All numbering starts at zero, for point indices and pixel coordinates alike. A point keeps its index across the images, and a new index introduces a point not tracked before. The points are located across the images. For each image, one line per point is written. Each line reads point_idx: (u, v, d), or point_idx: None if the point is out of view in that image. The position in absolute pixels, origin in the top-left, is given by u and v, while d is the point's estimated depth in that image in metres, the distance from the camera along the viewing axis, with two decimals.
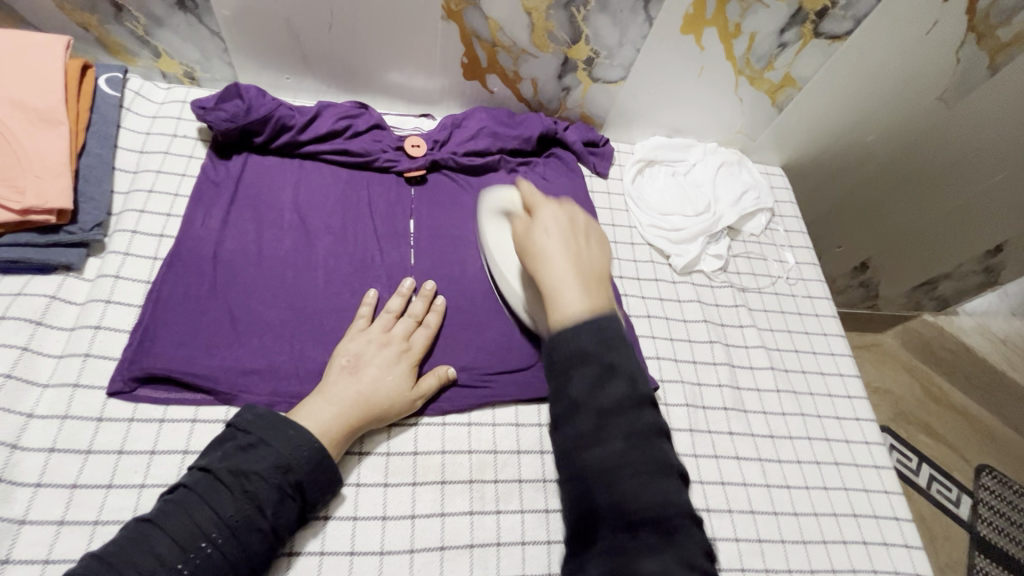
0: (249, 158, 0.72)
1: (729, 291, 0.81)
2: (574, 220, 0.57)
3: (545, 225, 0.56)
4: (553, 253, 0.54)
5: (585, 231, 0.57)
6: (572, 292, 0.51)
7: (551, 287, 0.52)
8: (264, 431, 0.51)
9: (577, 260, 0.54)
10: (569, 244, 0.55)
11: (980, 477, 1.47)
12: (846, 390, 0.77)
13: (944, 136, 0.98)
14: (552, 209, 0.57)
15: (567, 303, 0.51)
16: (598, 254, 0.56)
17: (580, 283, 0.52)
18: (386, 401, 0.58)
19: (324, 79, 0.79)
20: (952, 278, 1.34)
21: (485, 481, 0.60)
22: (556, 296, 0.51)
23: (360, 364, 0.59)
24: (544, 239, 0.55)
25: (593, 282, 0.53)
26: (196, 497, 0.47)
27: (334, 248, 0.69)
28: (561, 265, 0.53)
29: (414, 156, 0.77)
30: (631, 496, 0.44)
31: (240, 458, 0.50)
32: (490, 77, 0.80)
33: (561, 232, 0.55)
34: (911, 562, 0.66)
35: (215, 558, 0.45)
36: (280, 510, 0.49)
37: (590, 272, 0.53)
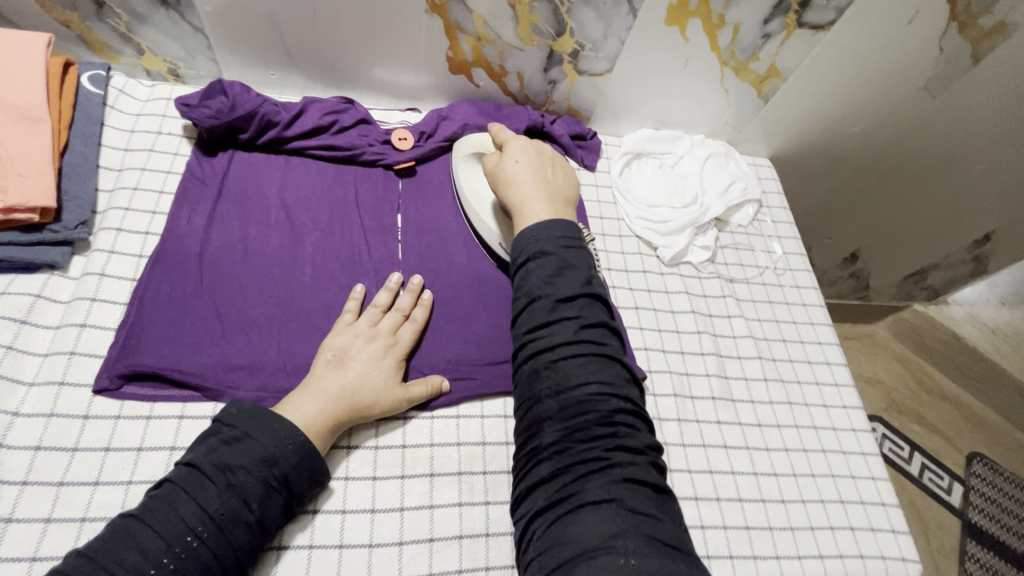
0: (234, 154, 0.72)
1: (716, 282, 0.82)
2: (540, 150, 0.70)
3: (514, 154, 0.69)
4: (522, 175, 0.66)
5: (550, 159, 0.70)
6: (536, 202, 0.64)
7: (520, 201, 0.65)
8: (249, 425, 0.52)
9: (542, 180, 0.67)
10: (535, 168, 0.68)
11: (970, 465, 1.48)
12: (833, 378, 0.78)
13: (929, 125, 0.99)
14: (520, 142, 0.70)
15: (532, 211, 0.64)
16: (561, 178, 0.69)
17: (542, 196, 0.65)
18: (373, 397, 0.58)
19: (310, 75, 0.79)
20: (941, 267, 1.35)
21: (475, 473, 0.60)
22: (523, 206, 0.64)
23: (347, 359, 0.59)
24: (514, 165, 0.67)
25: (553, 193, 0.66)
26: (182, 491, 0.48)
27: (321, 244, 0.69)
28: (527, 182, 0.66)
29: (401, 151, 0.77)
30: (572, 374, 0.52)
31: (225, 452, 0.50)
32: (476, 71, 0.80)
33: (528, 158, 0.68)
34: (897, 547, 0.66)
35: (201, 551, 0.46)
36: (266, 503, 0.49)
37: (553, 190, 0.67)
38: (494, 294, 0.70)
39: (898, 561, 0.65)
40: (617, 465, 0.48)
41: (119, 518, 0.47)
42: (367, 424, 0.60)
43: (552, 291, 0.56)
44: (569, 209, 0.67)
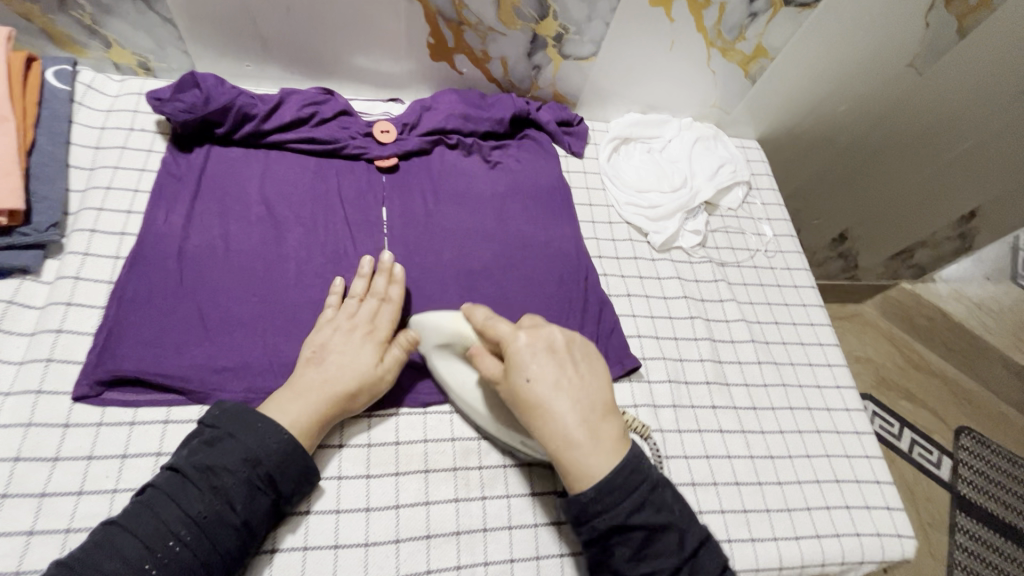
0: (211, 150, 0.70)
1: (708, 266, 0.81)
2: (550, 344, 0.52)
3: (524, 367, 0.51)
4: (549, 401, 0.50)
5: (567, 353, 0.53)
6: (581, 440, 0.49)
7: (558, 443, 0.49)
8: (230, 425, 0.51)
9: (574, 398, 0.50)
10: (557, 381, 0.50)
11: (959, 438, 1.51)
12: (826, 358, 0.78)
13: (915, 103, 0.99)
14: (523, 342, 0.52)
15: (588, 463, 0.49)
16: (586, 378, 0.52)
17: (585, 431, 0.49)
18: (353, 383, 0.56)
19: (287, 65, 0.77)
20: (928, 245, 1.36)
21: (470, 468, 0.59)
22: (565, 450, 0.49)
23: (326, 354, 0.58)
24: (531, 387, 0.50)
25: (590, 413, 0.50)
26: (164, 495, 0.47)
27: (304, 239, 0.67)
28: (563, 415, 0.49)
29: (384, 142, 0.75)
30: None
31: (206, 455, 0.49)
32: (459, 57, 0.78)
33: (545, 368, 0.51)
34: (892, 523, 0.67)
35: (187, 554, 0.46)
36: (251, 505, 0.48)
37: (589, 403, 0.51)
38: (483, 286, 0.69)
39: (894, 537, 0.66)
40: None
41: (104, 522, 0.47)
42: (358, 419, 0.59)
43: (635, 523, 0.48)
44: (612, 416, 0.52)
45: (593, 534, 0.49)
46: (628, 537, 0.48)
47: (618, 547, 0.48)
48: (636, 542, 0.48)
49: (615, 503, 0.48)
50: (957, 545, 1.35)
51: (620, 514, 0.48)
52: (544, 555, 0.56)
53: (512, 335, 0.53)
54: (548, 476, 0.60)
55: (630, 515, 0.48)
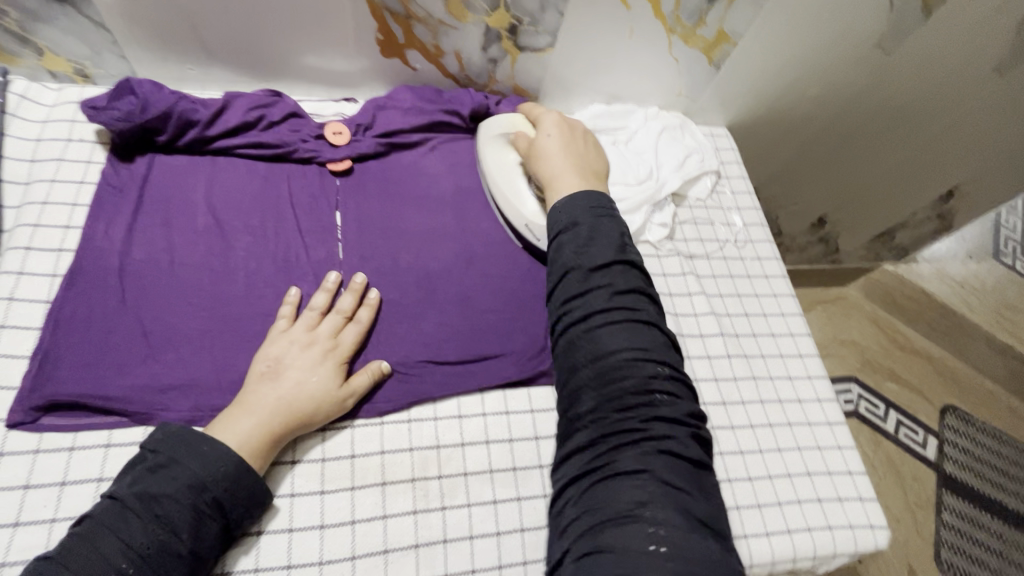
0: (154, 159, 0.67)
1: (676, 259, 0.80)
2: (568, 127, 0.72)
3: (544, 132, 0.71)
4: (551, 151, 0.69)
5: (579, 134, 0.72)
6: (566, 175, 0.66)
7: (549, 176, 0.67)
8: (175, 449, 0.49)
9: (572, 154, 0.69)
10: (564, 143, 0.70)
11: (944, 417, 1.51)
12: (797, 348, 0.77)
13: (886, 85, 0.97)
14: (551, 118, 0.73)
15: (562, 183, 0.66)
16: (589, 150, 0.71)
17: (569, 172, 0.67)
18: (309, 403, 0.55)
19: (232, 67, 0.74)
20: (908, 226, 1.36)
21: (429, 477, 0.58)
22: (553, 181, 0.67)
23: (283, 368, 0.56)
24: (542, 141, 0.70)
25: (584, 168, 0.68)
26: (105, 527, 0.45)
27: (253, 248, 0.65)
28: (557, 159, 0.68)
29: (337, 145, 0.73)
30: (608, 350, 0.53)
31: (151, 482, 0.47)
32: (411, 53, 0.75)
33: (558, 133, 0.71)
34: (865, 515, 0.66)
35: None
36: (199, 532, 0.47)
37: (585, 167, 0.68)
38: (441, 290, 0.67)
39: (866, 528, 0.65)
40: (656, 435, 0.50)
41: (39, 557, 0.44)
42: (311, 434, 0.57)
43: (585, 225, 0.59)
44: (598, 181, 0.68)
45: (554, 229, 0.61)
46: (575, 232, 0.59)
47: (566, 240, 0.59)
48: (582, 240, 0.58)
49: (577, 203, 0.62)
50: (943, 524, 1.36)
51: (576, 213, 0.60)
52: (507, 563, 0.55)
53: (543, 117, 0.74)
54: (512, 482, 0.59)
55: (584, 215, 0.60)
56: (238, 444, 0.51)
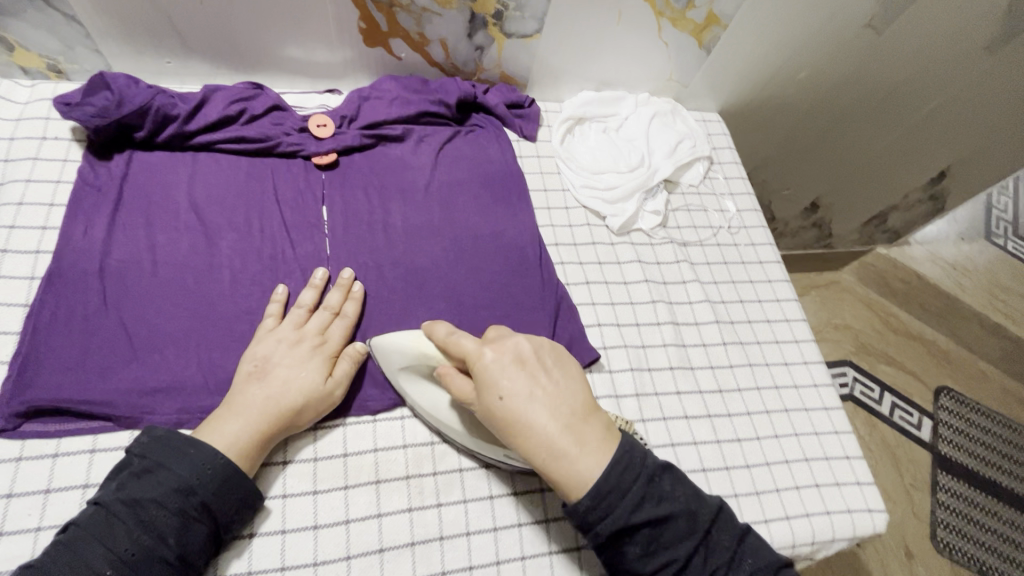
0: (133, 156, 0.65)
1: (669, 247, 0.79)
2: (520, 355, 0.49)
3: (495, 387, 0.47)
4: (526, 415, 0.46)
5: (537, 361, 0.49)
6: (569, 450, 0.46)
7: (542, 453, 0.46)
8: (159, 454, 0.48)
9: (552, 410, 0.47)
10: (531, 390, 0.47)
11: (938, 399, 1.52)
12: (793, 334, 0.76)
13: (877, 65, 0.96)
14: (490, 355, 0.49)
15: (578, 468, 0.45)
16: (563, 385, 0.49)
17: (566, 433, 0.46)
18: (298, 404, 0.54)
19: (211, 60, 0.72)
20: (900, 208, 1.36)
21: (423, 475, 0.57)
22: (552, 461, 0.46)
23: (271, 368, 0.55)
24: (504, 405, 0.46)
25: (570, 416, 0.47)
26: (89, 535, 0.44)
27: (238, 245, 0.63)
28: (542, 423, 0.46)
29: (321, 138, 0.71)
30: None
31: (136, 487, 0.46)
32: (395, 42, 0.74)
33: (517, 376, 0.48)
34: (863, 499, 0.66)
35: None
36: (186, 538, 0.46)
37: (571, 408, 0.47)
38: (432, 283, 0.66)
39: (865, 512, 0.65)
40: None
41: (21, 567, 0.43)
42: (302, 433, 0.56)
43: (632, 506, 0.45)
44: (593, 416, 0.48)
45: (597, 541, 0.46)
46: (633, 536, 0.46)
47: (626, 546, 0.46)
48: (645, 539, 0.46)
49: (614, 503, 0.45)
50: (940, 504, 1.37)
51: (624, 520, 0.45)
52: (504, 559, 0.54)
53: (479, 347, 0.50)
54: (507, 477, 0.58)
55: (632, 516, 0.45)
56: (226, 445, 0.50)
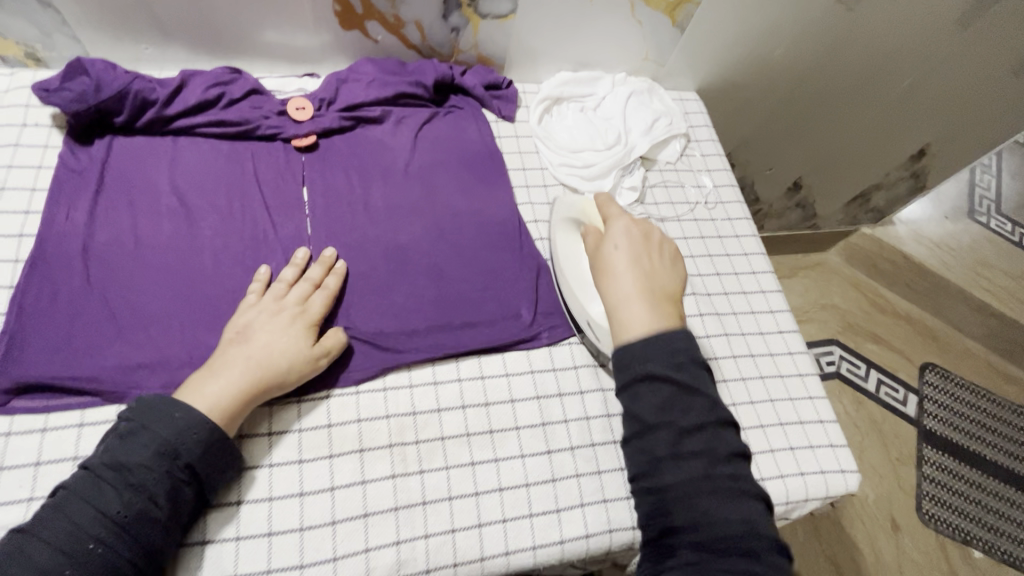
0: (113, 141, 0.66)
1: (647, 222, 0.80)
2: (644, 235, 0.63)
3: (613, 240, 0.62)
4: (620, 268, 0.59)
5: (658, 246, 0.63)
6: (634, 309, 0.57)
7: (618, 297, 0.58)
8: (145, 418, 0.49)
9: (642, 276, 0.59)
10: (636, 256, 0.60)
11: (923, 374, 1.54)
12: (769, 304, 0.78)
13: (851, 42, 0.98)
14: (622, 223, 0.63)
15: (632, 319, 0.56)
16: (664, 270, 0.61)
17: (641, 297, 0.57)
18: (281, 368, 0.55)
19: (188, 45, 0.73)
20: (883, 186, 1.37)
21: (406, 443, 0.58)
22: (620, 306, 0.58)
23: (253, 333, 0.56)
24: (609, 254, 0.61)
25: (654, 288, 0.59)
26: (82, 496, 0.46)
27: (220, 226, 0.64)
28: (625, 281, 0.59)
29: (300, 120, 0.72)
30: (708, 516, 0.49)
31: (123, 451, 0.48)
32: (371, 25, 0.74)
33: (631, 244, 0.62)
34: (836, 461, 0.68)
35: (113, 554, 0.44)
36: (178, 496, 0.48)
37: (659, 288, 0.59)
38: (412, 261, 0.67)
39: (837, 473, 0.67)
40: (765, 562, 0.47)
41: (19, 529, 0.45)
42: (287, 406, 0.58)
43: (665, 362, 0.53)
44: (673, 306, 0.59)
45: (625, 376, 0.54)
46: (658, 385, 0.52)
47: (646, 392, 0.53)
48: (665, 395, 0.52)
49: (654, 352, 0.54)
50: (925, 477, 1.40)
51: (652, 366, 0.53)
52: (486, 521, 0.56)
53: (615, 217, 0.65)
54: (488, 444, 0.60)
55: (663, 369, 0.53)
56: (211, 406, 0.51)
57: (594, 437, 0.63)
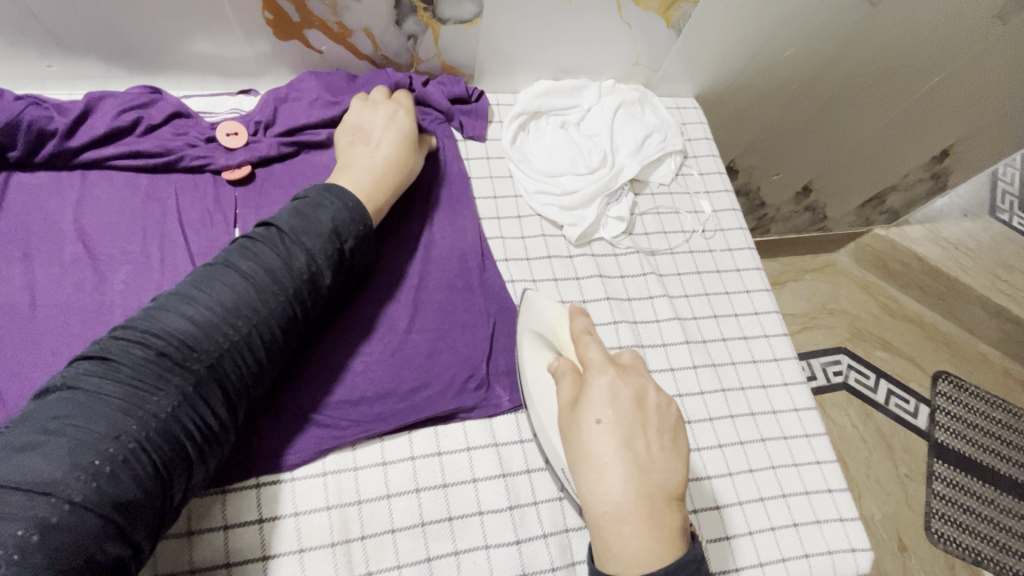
0: (10, 179, 0.57)
1: (635, 258, 0.71)
2: (638, 399, 0.46)
3: (596, 409, 0.45)
4: (608, 460, 0.43)
5: (655, 418, 0.46)
6: (627, 529, 0.42)
7: (604, 508, 0.43)
8: (324, 199, 0.55)
9: (637, 475, 0.43)
10: (626, 440, 0.44)
11: (937, 384, 1.38)
12: (772, 352, 0.69)
13: (875, 35, 0.86)
14: (608, 380, 0.47)
15: (627, 548, 0.42)
16: (664, 458, 0.44)
17: (641, 512, 0.42)
18: (401, 157, 0.62)
19: (101, 61, 0.63)
20: (900, 189, 1.25)
21: (351, 539, 0.50)
22: (610, 525, 0.42)
23: (372, 133, 0.63)
24: (595, 431, 0.44)
25: (653, 491, 0.43)
26: (267, 248, 0.51)
27: (134, 279, 0.55)
28: (614, 482, 0.42)
29: (232, 148, 0.62)
30: None
31: (299, 219, 0.53)
32: (311, 33, 0.64)
33: (619, 416, 0.45)
34: (846, 537, 0.60)
35: (281, 306, 0.49)
36: (329, 279, 0.53)
37: (659, 491, 0.43)
38: (361, 316, 0.59)
39: (847, 553, 0.59)
40: None
41: (202, 267, 0.49)
42: (212, 498, 0.49)
43: None
44: (676, 512, 0.43)
45: None
46: None
47: None
48: None
49: None
50: (934, 494, 1.25)
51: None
52: None
53: (596, 369, 0.48)
54: (448, 534, 0.52)
55: None
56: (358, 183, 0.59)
57: (569, 521, 0.55)
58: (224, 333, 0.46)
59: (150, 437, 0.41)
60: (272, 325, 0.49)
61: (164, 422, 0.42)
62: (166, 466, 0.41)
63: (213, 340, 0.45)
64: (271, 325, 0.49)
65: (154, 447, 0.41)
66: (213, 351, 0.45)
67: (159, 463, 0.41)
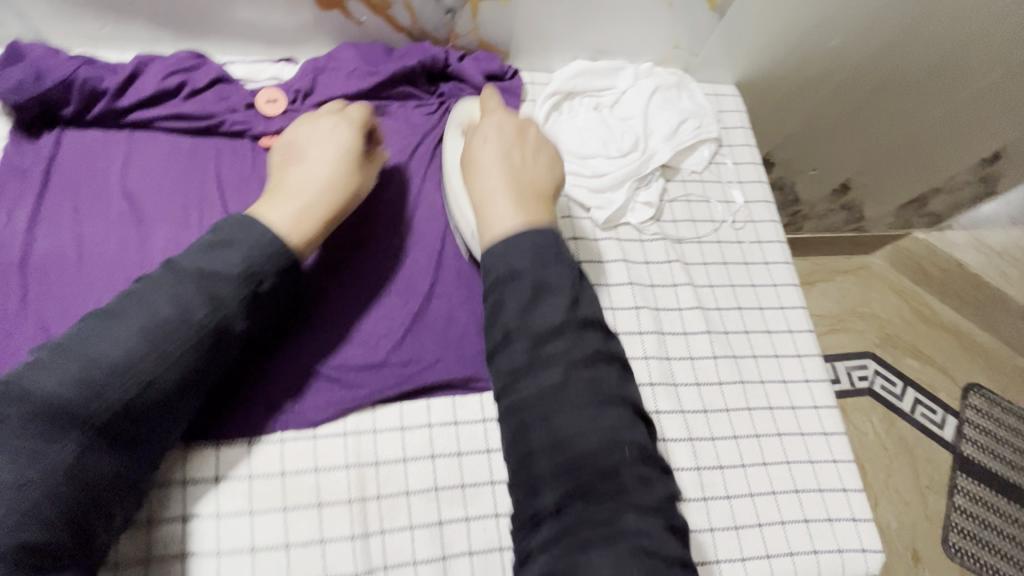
0: (63, 135, 0.60)
1: (661, 244, 0.70)
2: (519, 131, 0.58)
3: (483, 133, 0.58)
4: (487, 163, 0.55)
5: (532, 141, 0.58)
6: (498, 202, 0.53)
7: (482, 194, 0.54)
8: (245, 224, 0.49)
9: (511, 171, 0.55)
10: (506, 150, 0.56)
11: (967, 396, 1.33)
12: (795, 348, 0.68)
13: (928, 30, 0.82)
14: (496, 117, 0.59)
15: (495, 213, 0.52)
16: (533, 165, 0.57)
17: (509, 192, 0.53)
18: (334, 177, 0.56)
19: (151, 24, 0.65)
20: (945, 192, 1.19)
21: (367, 497, 0.52)
22: (484, 204, 0.54)
23: (306, 151, 0.58)
24: (479, 146, 0.57)
25: (520, 183, 0.54)
26: (188, 282, 0.46)
27: (175, 238, 0.58)
28: (488, 171, 0.55)
29: (271, 116, 0.64)
30: (565, 429, 0.44)
31: (221, 246, 0.48)
32: (353, 4, 0.65)
33: (501, 135, 0.57)
34: (857, 538, 0.60)
35: (202, 341, 0.46)
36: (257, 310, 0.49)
37: (526, 184, 0.54)
38: (387, 286, 0.61)
39: (857, 553, 0.59)
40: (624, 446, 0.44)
41: (125, 294, 0.46)
42: (239, 444, 0.52)
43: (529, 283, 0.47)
44: (543, 206, 0.54)
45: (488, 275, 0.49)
46: (516, 288, 0.47)
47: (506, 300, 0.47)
48: (526, 298, 0.46)
49: (517, 252, 0.48)
50: (955, 507, 1.22)
51: (517, 263, 0.48)
52: None
53: (490, 112, 0.60)
54: (459, 500, 0.53)
55: (523, 266, 0.48)
56: (286, 207, 0.53)
57: None
58: (140, 374, 0.43)
59: (60, 478, 0.40)
60: (193, 364, 0.46)
61: (73, 464, 0.40)
62: (78, 507, 0.41)
63: (129, 381, 0.43)
64: (192, 362, 0.45)
65: (62, 489, 0.40)
66: (127, 388, 0.43)
67: (71, 507, 0.40)
